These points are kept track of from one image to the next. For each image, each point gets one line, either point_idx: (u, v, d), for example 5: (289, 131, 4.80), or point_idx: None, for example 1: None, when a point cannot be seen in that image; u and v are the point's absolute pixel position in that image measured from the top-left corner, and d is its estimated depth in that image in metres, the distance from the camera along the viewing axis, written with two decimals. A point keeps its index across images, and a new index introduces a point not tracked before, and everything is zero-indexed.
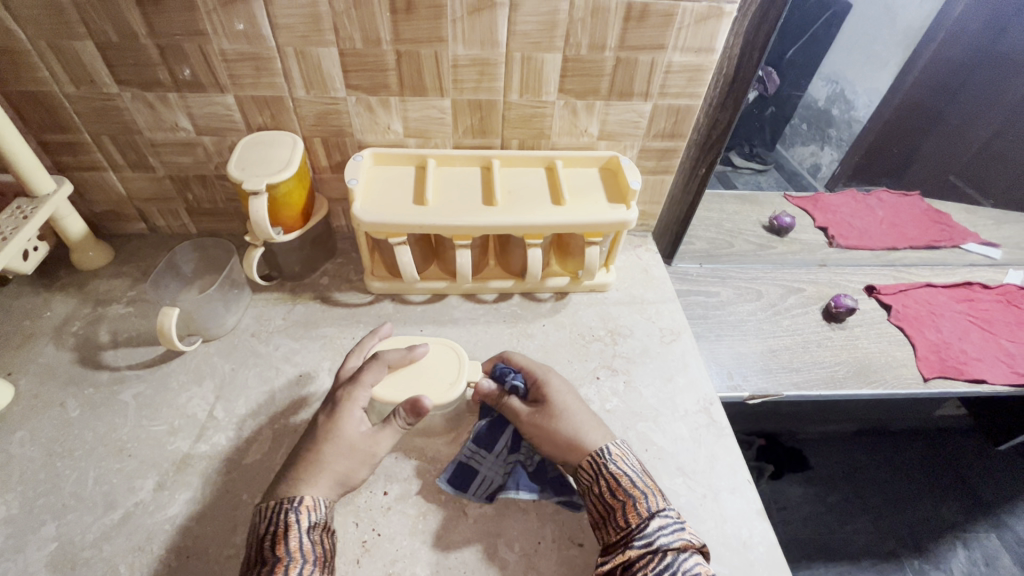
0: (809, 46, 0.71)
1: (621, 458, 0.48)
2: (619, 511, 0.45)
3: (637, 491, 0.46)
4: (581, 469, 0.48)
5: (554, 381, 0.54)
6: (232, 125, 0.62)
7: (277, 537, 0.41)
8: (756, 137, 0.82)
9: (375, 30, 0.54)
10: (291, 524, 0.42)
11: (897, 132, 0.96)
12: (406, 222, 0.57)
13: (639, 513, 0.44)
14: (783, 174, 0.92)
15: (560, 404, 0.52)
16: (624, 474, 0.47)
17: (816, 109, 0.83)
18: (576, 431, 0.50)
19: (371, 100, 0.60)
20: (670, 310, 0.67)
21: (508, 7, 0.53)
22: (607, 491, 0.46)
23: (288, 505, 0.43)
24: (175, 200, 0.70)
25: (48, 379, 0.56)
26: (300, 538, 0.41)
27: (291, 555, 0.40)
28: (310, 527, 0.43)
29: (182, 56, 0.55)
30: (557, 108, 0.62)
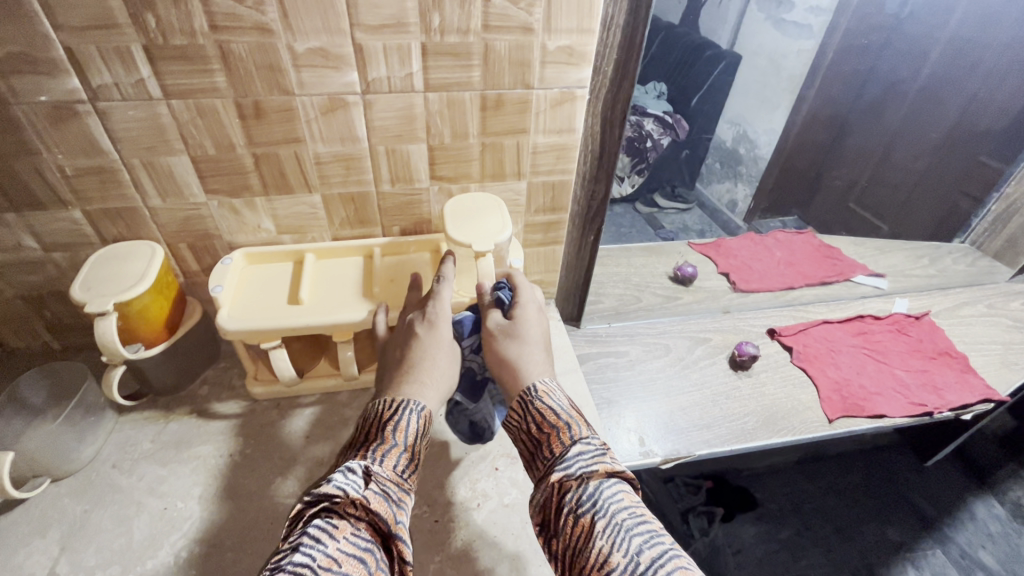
0: (710, 95, 1.29)
1: (545, 393, 0.45)
2: (545, 444, 0.42)
3: (561, 422, 0.42)
4: (512, 408, 0.46)
5: (530, 311, 0.51)
6: (85, 238, 0.58)
7: (393, 424, 0.42)
8: (674, 181, 1.45)
9: (226, 136, 0.52)
10: (406, 419, 0.42)
11: (795, 155, 1.29)
12: (278, 326, 0.55)
13: (562, 443, 0.41)
14: (706, 210, 1.46)
15: (519, 330, 0.49)
16: (548, 409, 0.44)
17: (726, 145, 1.40)
18: (518, 358, 0.48)
19: (235, 203, 0.58)
20: (572, 381, 0.67)
21: (363, 106, 0.53)
22: (534, 428, 0.44)
23: (399, 405, 0.43)
24: (31, 320, 0.64)
25: None
26: (411, 434, 0.42)
27: (397, 448, 0.40)
28: (414, 431, 0.42)
29: (13, 174, 0.51)
30: (433, 194, 0.62)
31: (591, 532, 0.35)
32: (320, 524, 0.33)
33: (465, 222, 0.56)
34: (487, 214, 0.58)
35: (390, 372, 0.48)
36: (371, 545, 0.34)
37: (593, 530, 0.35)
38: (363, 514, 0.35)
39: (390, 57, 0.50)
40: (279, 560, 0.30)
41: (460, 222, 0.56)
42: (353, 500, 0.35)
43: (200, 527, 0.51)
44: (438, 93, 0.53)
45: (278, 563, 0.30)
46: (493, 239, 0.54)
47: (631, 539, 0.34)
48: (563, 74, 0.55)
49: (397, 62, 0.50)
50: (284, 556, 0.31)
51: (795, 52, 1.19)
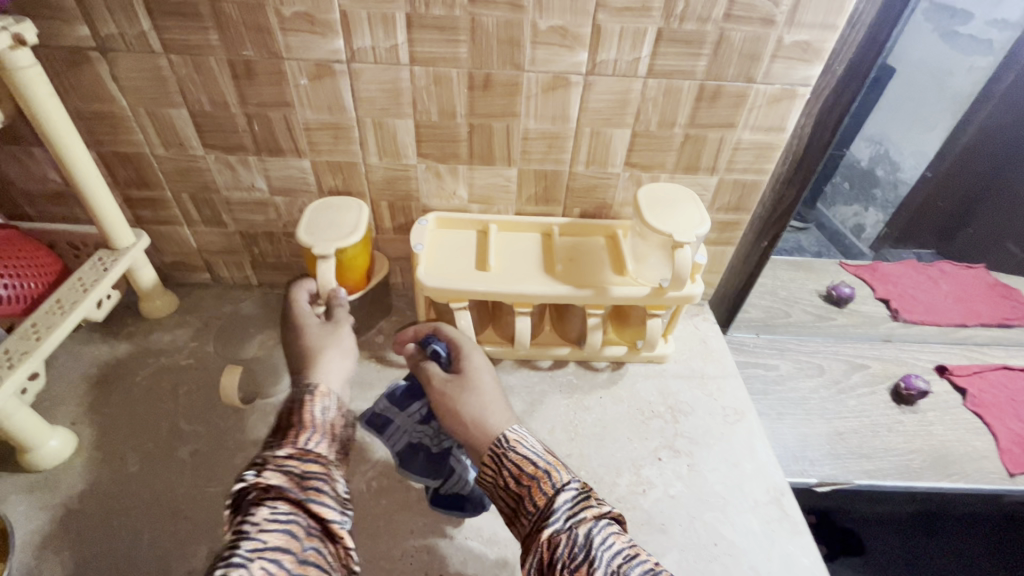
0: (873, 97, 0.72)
1: (517, 439, 0.42)
2: (526, 499, 0.39)
3: (540, 471, 0.40)
4: (484, 464, 0.42)
5: (469, 359, 0.48)
6: (306, 186, 0.64)
7: (294, 411, 0.41)
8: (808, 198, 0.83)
9: (451, 104, 0.56)
10: (306, 403, 0.42)
11: (939, 201, 0.97)
12: (469, 288, 0.58)
13: (546, 493, 0.39)
14: (825, 234, 0.91)
15: (467, 381, 0.46)
16: (525, 459, 0.41)
17: (860, 168, 0.84)
18: (479, 410, 0.44)
19: (440, 168, 0.62)
20: (732, 386, 0.65)
21: (582, 87, 0.54)
22: (510, 483, 0.40)
23: (309, 390, 0.42)
24: (241, 255, 0.71)
25: (109, 431, 0.57)
26: (316, 415, 0.41)
27: (308, 428, 0.40)
28: (325, 410, 0.42)
29: (267, 122, 0.57)
30: (622, 180, 0.63)
31: None
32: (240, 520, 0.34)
33: (663, 211, 0.56)
34: (683, 205, 0.57)
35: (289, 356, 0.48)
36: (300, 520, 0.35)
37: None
38: (294, 501, 0.36)
39: (623, 40, 0.51)
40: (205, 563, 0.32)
41: (657, 209, 0.57)
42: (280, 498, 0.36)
43: None
44: (657, 80, 0.54)
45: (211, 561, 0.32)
46: (693, 231, 0.54)
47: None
48: (791, 70, 0.53)
49: (628, 45, 0.51)
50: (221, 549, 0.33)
51: (964, 69, 0.82)
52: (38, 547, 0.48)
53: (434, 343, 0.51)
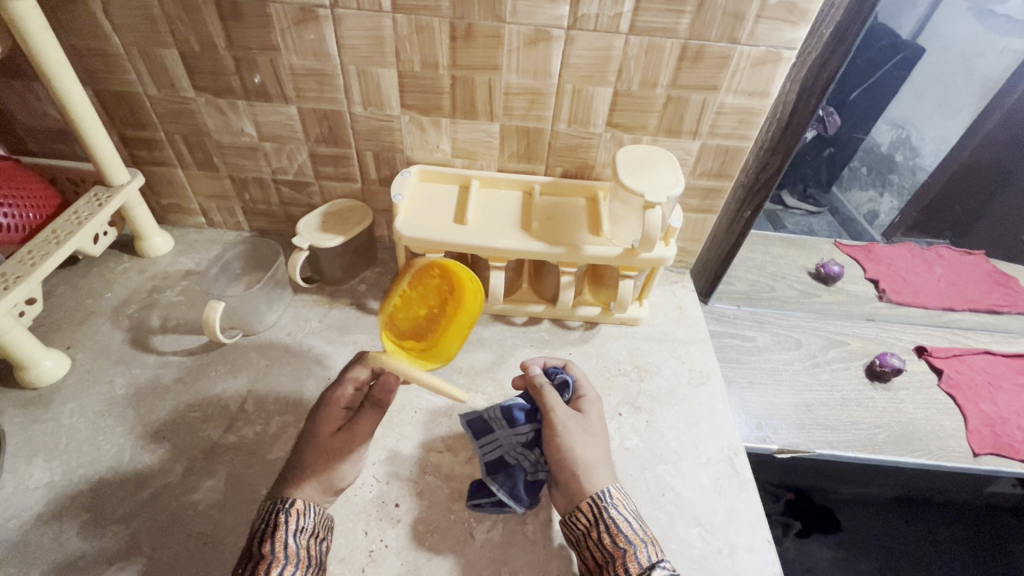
0: (878, 89, 0.82)
1: (622, 503, 0.46)
2: (615, 562, 0.42)
3: (637, 540, 0.43)
4: (579, 512, 0.46)
5: (591, 406, 0.52)
6: (293, 133, 0.65)
7: (265, 535, 0.43)
8: (813, 178, 0.91)
9: (433, 55, 0.56)
10: (279, 524, 0.43)
11: (960, 188, 0.99)
12: (445, 239, 0.59)
13: (638, 564, 0.42)
14: (838, 218, 0.99)
15: (586, 426, 0.50)
16: (623, 522, 0.44)
17: (880, 152, 0.97)
18: (591, 460, 0.48)
19: (423, 121, 0.62)
20: (702, 351, 0.66)
21: (564, 42, 0.54)
22: (604, 541, 0.44)
23: (285, 509, 0.44)
24: (232, 199, 0.73)
25: (100, 356, 0.60)
26: (287, 539, 0.43)
27: (277, 554, 0.41)
28: (298, 531, 0.44)
29: (254, 66, 0.58)
30: (604, 141, 0.63)
31: None
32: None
33: (638, 171, 0.57)
34: (659, 166, 0.57)
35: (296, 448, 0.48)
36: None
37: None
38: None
39: None
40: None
41: (632, 168, 0.57)
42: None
43: None
44: (640, 37, 0.53)
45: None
46: (664, 191, 0.54)
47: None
48: (775, 32, 0.52)
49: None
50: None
51: (997, 51, 0.85)
52: (29, 455, 0.51)
53: (563, 374, 0.54)
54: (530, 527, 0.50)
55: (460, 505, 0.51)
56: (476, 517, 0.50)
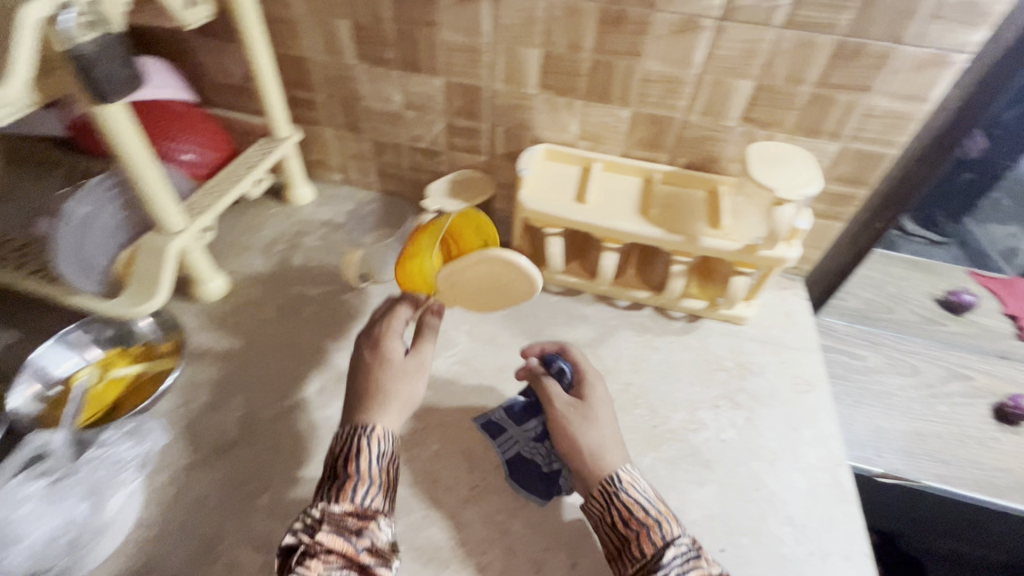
0: None
1: (633, 486, 0.44)
2: (632, 543, 0.42)
3: (650, 519, 0.42)
4: (590, 497, 0.45)
5: (591, 391, 0.50)
6: (435, 104, 0.70)
7: (350, 457, 0.44)
8: (947, 206, 0.76)
9: (580, 38, 0.58)
10: (362, 447, 0.45)
11: None
12: (565, 215, 0.62)
13: (654, 542, 0.41)
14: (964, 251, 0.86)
15: (588, 411, 0.48)
16: (635, 503, 0.43)
17: None
18: (599, 445, 0.46)
19: (558, 101, 0.65)
20: (809, 359, 0.64)
21: (713, 31, 0.55)
22: (619, 522, 0.43)
23: (366, 434, 0.45)
24: (369, 161, 0.81)
25: (254, 284, 0.69)
26: (370, 462, 0.44)
27: (360, 476, 0.43)
28: (378, 455, 0.45)
29: (413, 39, 0.64)
30: (735, 135, 0.63)
31: None
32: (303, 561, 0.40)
33: (772, 167, 0.56)
34: (794, 164, 0.56)
35: (354, 380, 0.49)
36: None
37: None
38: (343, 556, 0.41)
39: None
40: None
41: (765, 164, 0.57)
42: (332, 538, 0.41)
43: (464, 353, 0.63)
44: (794, 31, 0.53)
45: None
46: (799, 189, 0.53)
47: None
48: (947, 33, 0.50)
49: None
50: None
51: None
52: (197, 356, 0.61)
53: (560, 362, 0.53)
54: None
55: None
56: None
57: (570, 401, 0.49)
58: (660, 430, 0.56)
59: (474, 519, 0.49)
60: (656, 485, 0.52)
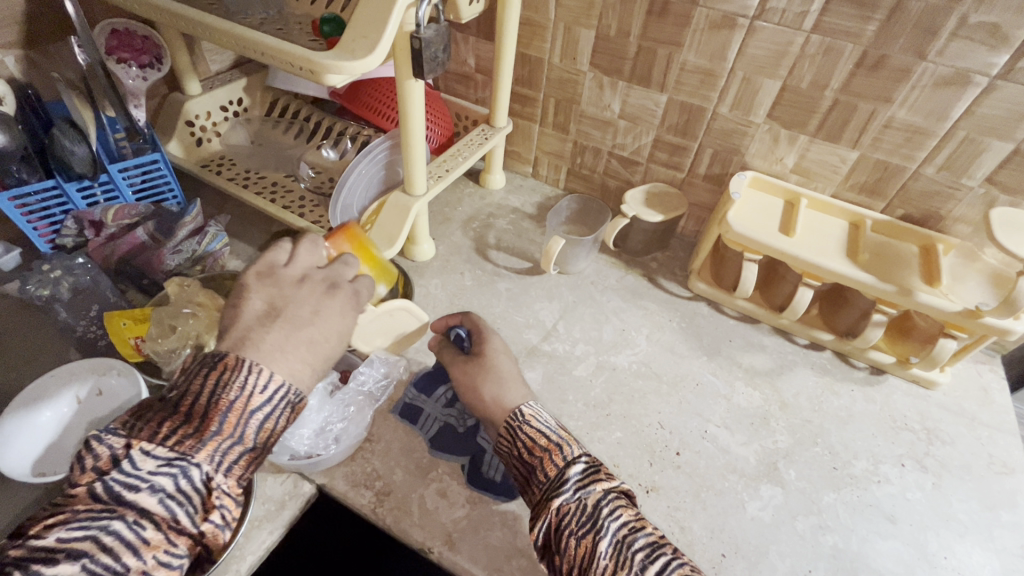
0: None
1: (535, 418, 0.47)
2: (537, 469, 0.44)
3: (552, 444, 0.45)
4: (500, 435, 0.48)
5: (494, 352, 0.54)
6: (650, 118, 0.73)
7: (225, 410, 0.37)
8: None
9: (828, 76, 0.60)
10: (240, 400, 0.37)
11: None
12: (771, 244, 0.63)
13: (556, 462, 0.43)
14: None
15: (487, 362, 0.53)
16: (537, 432, 0.46)
17: None
18: (498, 394, 0.50)
19: (781, 133, 0.66)
20: (1008, 441, 0.60)
21: (982, 89, 0.54)
22: (525, 453, 0.45)
23: (255, 387, 0.38)
24: (564, 160, 0.86)
25: (455, 253, 0.77)
26: (248, 421, 0.37)
27: (239, 435, 0.37)
28: (258, 414, 0.38)
29: (652, 56, 0.68)
30: (971, 195, 0.61)
31: (595, 550, 0.38)
32: (124, 500, 0.33)
33: (1019, 234, 0.54)
34: None
35: (233, 332, 0.41)
36: (184, 560, 0.35)
37: (596, 550, 0.38)
38: (161, 529, 0.33)
39: None
40: (61, 516, 0.32)
41: (1010, 231, 0.54)
42: (174, 494, 0.34)
43: (643, 355, 0.66)
44: None
45: (37, 531, 0.31)
46: None
47: (634, 557, 0.38)
48: None
49: None
50: (100, 516, 0.32)
51: None
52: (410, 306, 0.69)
53: (457, 329, 0.58)
54: (798, 524, 0.52)
55: (734, 477, 0.55)
56: (748, 493, 0.54)
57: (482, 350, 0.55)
58: (840, 472, 0.56)
59: (655, 509, 0.52)
60: (837, 525, 0.52)
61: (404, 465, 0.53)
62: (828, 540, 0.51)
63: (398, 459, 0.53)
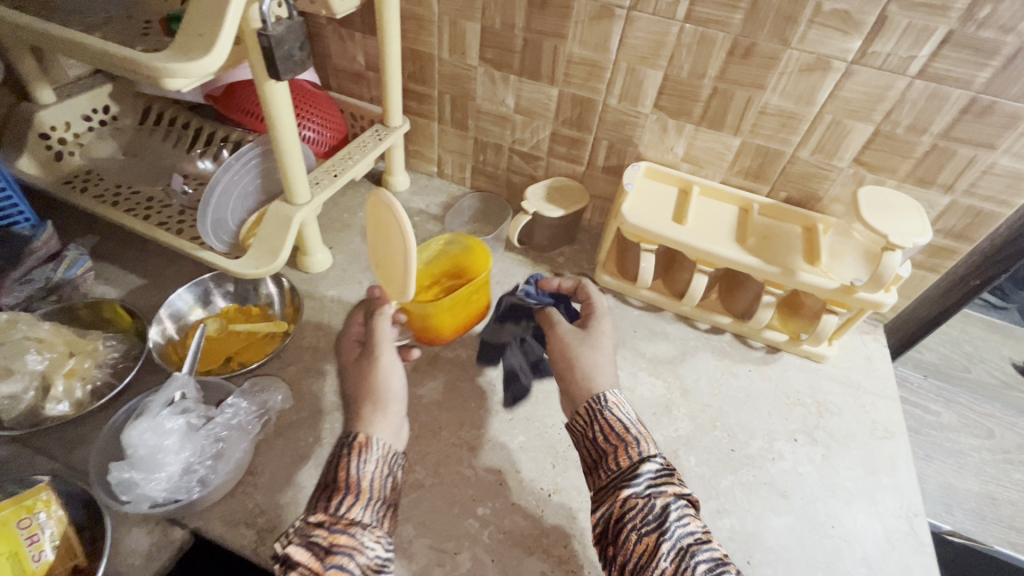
0: None
1: (618, 407, 0.48)
2: (609, 456, 0.45)
3: (628, 436, 0.46)
4: (579, 412, 0.49)
5: (598, 325, 0.56)
6: (545, 111, 0.72)
7: (344, 465, 0.44)
8: None
9: (705, 65, 0.60)
10: (353, 457, 0.45)
11: None
12: (665, 234, 0.63)
13: (629, 457, 0.45)
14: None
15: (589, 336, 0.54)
16: (617, 420, 0.47)
17: None
18: (592, 366, 0.51)
19: (669, 123, 0.67)
20: (889, 407, 0.64)
21: (842, 74, 0.56)
22: (600, 436, 0.47)
23: (348, 446, 0.45)
24: (467, 158, 0.83)
25: (354, 261, 0.73)
26: (359, 470, 0.44)
27: (354, 486, 0.43)
28: (367, 463, 0.44)
29: (538, 49, 0.67)
30: (843, 176, 0.63)
31: (655, 551, 0.40)
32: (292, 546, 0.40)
33: (882, 213, 0.56)
34: (904, 211, 0.56)
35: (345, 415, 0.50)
36: None
37: (658, 550, 0.40)
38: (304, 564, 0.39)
39: (905, 36, 0.51)
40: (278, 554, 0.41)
41: (872, 211, 0.56)
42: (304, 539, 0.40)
43: None
44: (926, 82, 0.53)
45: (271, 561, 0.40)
46: (909, 236, 0.53)
47: (696, 566, 0.39)
48: None
49: (909, 42, 0.52)
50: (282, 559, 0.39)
51: None
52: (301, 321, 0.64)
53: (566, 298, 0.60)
54: (698, 510, 0.53)
55: None
56: None
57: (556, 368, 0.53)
58: (738, 454, 0.57)
59: (558, 511, 0.52)
60: (733, 507, 0.53)
61: (288, 495, 0.49)
62: (726, 523, 0.52)
63: (282, 490, 0.50)
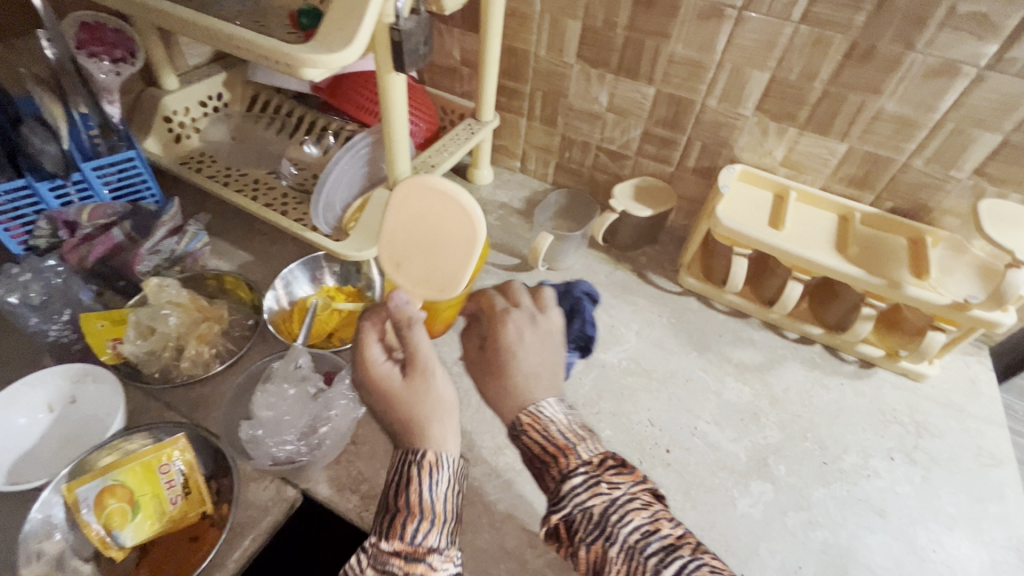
0: None
1: (535, 424, 0.43)
2: (548, 473, 0.42)
3: (556, 449, 0.42)
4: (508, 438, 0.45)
5: (546, 306, 0.52)
6: (639, 110, 0.72)
7: (400, 487, 0.40)
8: None
9: (818, 67, 0.59)
10: (413, 477, 0.40)
11: None
12: (761, 238, 0.62)
13: (565, 468, 0.41)
14: None
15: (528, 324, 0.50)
16: (539, 435, 0.43)
17: None
18: (530, 366, 0.47)
19: (770, 125, 0.66)
20: (997, 434, 0.60)
21: (971, 80, 0.53)
22: (533, 457, 0.43)
23: (417, 463, 0.41)
24: (552, 154, 0.85)
25: None
26: (422, 492, 0.40)
27: (412, 509, 0.39)
28: (433, 484, 0.40)
29: (639, 48, 0.67)
30: (961, 187, 0.60)
31: (605, 557, 0.37)
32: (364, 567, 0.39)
33: (1007, 229, 0.53)
34: None
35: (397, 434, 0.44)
36: None
37: (608, 557, 0.37)
38: None
39: None
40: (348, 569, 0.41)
41: (996, 226, 0.53)
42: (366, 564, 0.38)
43: (633, 351, 0.65)
44: None
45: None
46: None
47: (647, 562, 0.36)
48: None
49: None
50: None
51: None
52: None
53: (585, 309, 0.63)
54: (790, 519, 0.52)
55: (726, 474, 0.55)
56: (739, 490, 0.54)
57: (494, 350, 0.48)
58: (830, 467, 0.56)
59: None
60: (826, 521, 0.52)
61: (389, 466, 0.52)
62: (818, 536, 0.51)
63: (384, 461, 0.52)
